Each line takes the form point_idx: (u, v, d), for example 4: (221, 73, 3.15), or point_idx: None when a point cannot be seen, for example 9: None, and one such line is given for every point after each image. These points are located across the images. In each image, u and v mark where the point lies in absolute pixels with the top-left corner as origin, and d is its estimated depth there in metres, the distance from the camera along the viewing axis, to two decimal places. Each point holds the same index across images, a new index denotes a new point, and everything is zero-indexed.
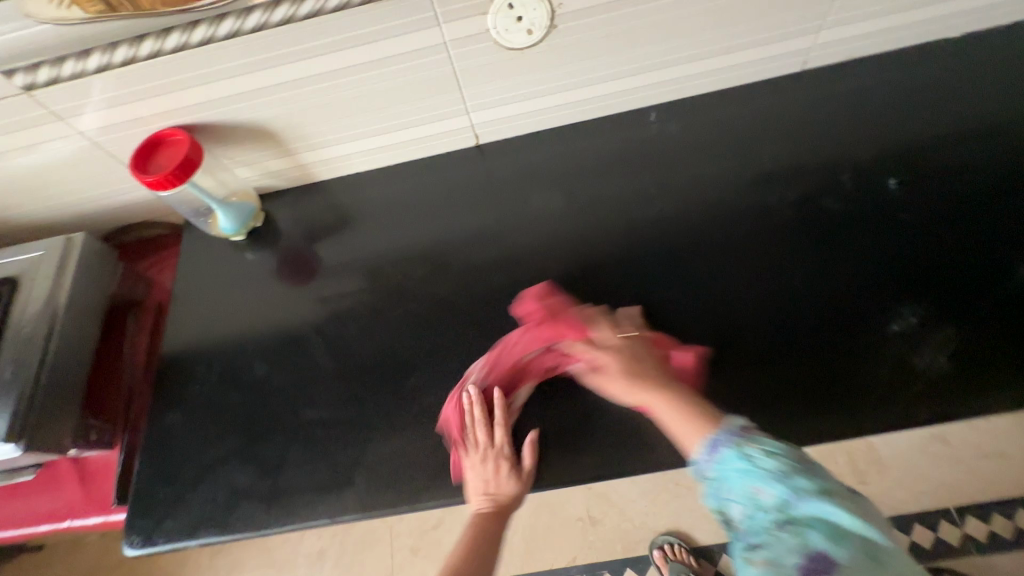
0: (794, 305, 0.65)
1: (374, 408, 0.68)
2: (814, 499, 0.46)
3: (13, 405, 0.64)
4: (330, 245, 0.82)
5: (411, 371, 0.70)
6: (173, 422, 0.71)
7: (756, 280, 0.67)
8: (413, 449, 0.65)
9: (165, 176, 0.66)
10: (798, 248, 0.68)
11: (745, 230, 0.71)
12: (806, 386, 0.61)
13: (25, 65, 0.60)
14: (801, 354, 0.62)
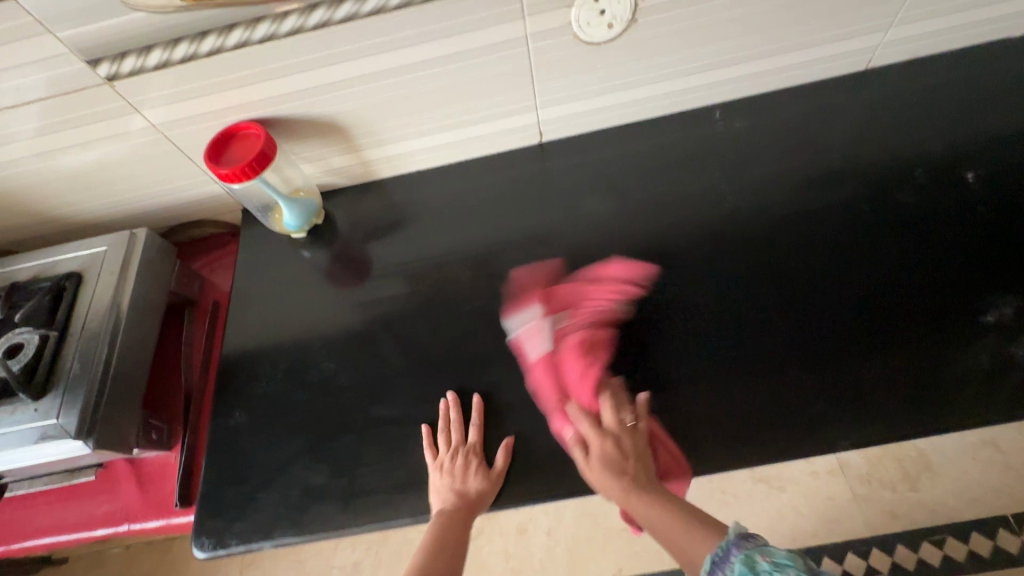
0: (881, 297, 0.65)
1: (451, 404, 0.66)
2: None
3: (82, 400, 0.62)
4: (393, 241, 0.81)
5: (487, 367, 0.68)
6: (237, 421, 0.68)
7: (845, 271, 0.67)
8: (495, 446, 0.63)
9: (241, 168, 0.66)
10: (880, 241, 0.68)
11: (823, 222, 0.71)
12: (908, 380, 0.59)
13: (112, 56, 0.60)
14: (899, 349, 0.61)
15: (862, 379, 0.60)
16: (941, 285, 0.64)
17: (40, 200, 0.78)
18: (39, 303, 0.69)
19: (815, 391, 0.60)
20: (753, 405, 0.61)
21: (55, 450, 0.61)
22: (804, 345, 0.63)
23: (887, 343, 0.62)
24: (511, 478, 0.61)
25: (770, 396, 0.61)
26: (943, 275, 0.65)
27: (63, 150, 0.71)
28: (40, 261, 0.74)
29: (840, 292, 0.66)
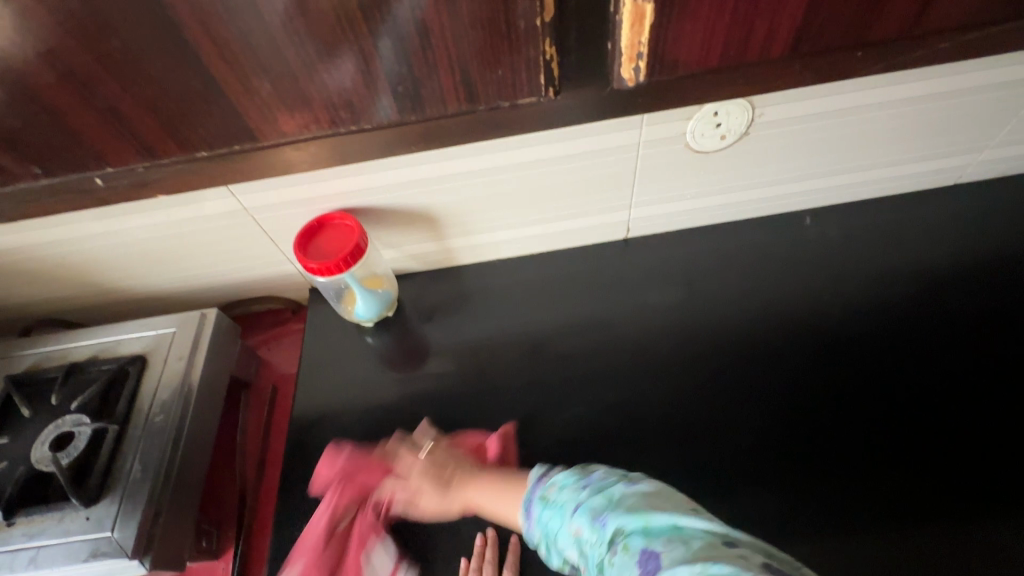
0: (930, 403, 0.65)
1: None
2: (621, 513, 0.42)
3: (142, 510, 0.56)
4: (474, 334, 0.77)
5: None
6: (308, 536, 0.62)
7: (900, 375, 0.67)
8: None
9: (334, 263, 0.62)
10: (934, 347, 0.69)
11: (890, 329, 0.71)
12: (953, 495, 0.60)
13: None
14: (934, 448, 0.63)
15: (904, 479, 0.61)
16: (971, 379, 0.66)
17: (106, 272, 0.74)
18: (98, 390, 0.64)
19: (858, 486, 0.61)
20: (799, 502, 0.61)
21: (105, 570, 0.54)
22: (845, 437, 0.64)
23: (935, 453, 0.62)
24: None
25: (816, 493, 0.61)
26: (971, 370, 0.67)
27: (143, 227, 0.68)
28: (101, 340, 0.70)
29: (878, 388, 0.67)
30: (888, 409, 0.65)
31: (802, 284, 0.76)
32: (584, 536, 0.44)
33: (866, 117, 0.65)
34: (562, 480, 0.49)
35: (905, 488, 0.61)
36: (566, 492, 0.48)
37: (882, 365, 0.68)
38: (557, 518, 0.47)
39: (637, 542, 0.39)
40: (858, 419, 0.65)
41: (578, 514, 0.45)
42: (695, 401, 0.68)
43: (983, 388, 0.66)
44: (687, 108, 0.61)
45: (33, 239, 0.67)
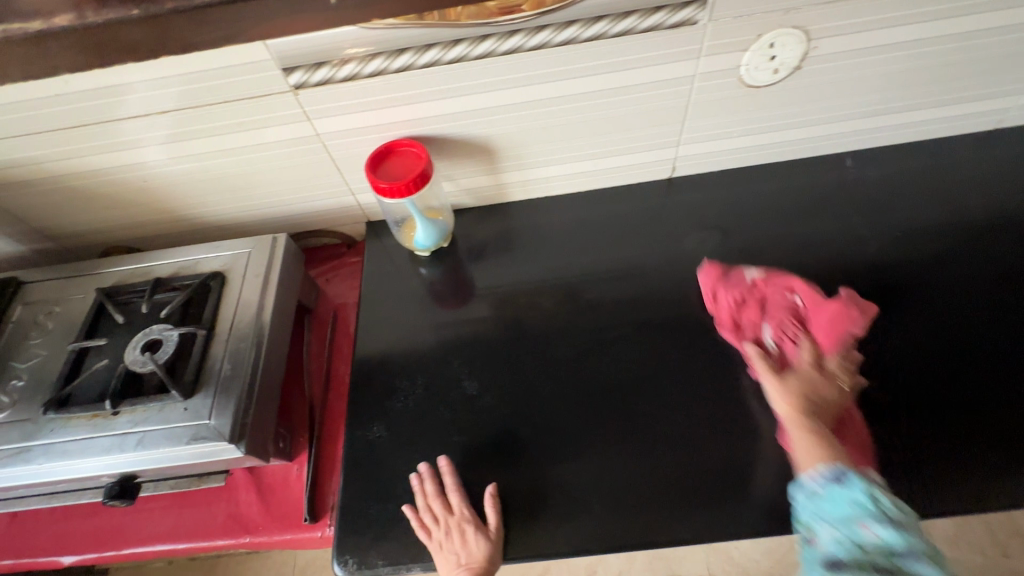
0: (879, 350, 0.67)
1: (598, 432, 0.65)
2: (908, 552, 0.46)
3: (235, 402, 0.61)
4: (525, 266, 0.82)
5: (634, 403, 0.67)
6: (379, 437, 0.67)
7: (859, 321, 0.70)
8: (651, 480, 0.62)
9: (405, 183, 0.66)
10: (891, 297, 0.71)
11: (884, 270, 0.74)
12: (894, 437, 0.62)
13: (306, 65, 0.61)
14: (879, 392, 0.65)
15: (846, 419, 0.63)
16: (920, 327, 0.69)
17: (180, 199, 0.79)
18: (184, 300, 0.69)
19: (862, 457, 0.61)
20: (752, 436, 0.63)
21: (205, 452, 0.59)
22: (878, 404, 0.64)
23: (880, 395, 0.64)
24: (674, 517, 0.59)
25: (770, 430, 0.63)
26: (923, 319, 0.69)
27: (220, 153, 0.72)
28: (181, 259, 0.75)
29: (840, 345, 0.68)
30: None
31: (841, 224, 0.79)
32: (867, 537, 0.48)
33: (917, 53, 0.67)
34: (863, 478, 0.51)
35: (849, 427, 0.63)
36: (842, 494, 0.50)
37: None
38: (828, 507, 0.51)
39: (924, 565, 0.46)
40: None
41: (867, 517, 0.48)
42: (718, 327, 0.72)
43: (932, 335, 0.68)
44: (745, 39, 0.63)
45: (117, 162, 0.72)
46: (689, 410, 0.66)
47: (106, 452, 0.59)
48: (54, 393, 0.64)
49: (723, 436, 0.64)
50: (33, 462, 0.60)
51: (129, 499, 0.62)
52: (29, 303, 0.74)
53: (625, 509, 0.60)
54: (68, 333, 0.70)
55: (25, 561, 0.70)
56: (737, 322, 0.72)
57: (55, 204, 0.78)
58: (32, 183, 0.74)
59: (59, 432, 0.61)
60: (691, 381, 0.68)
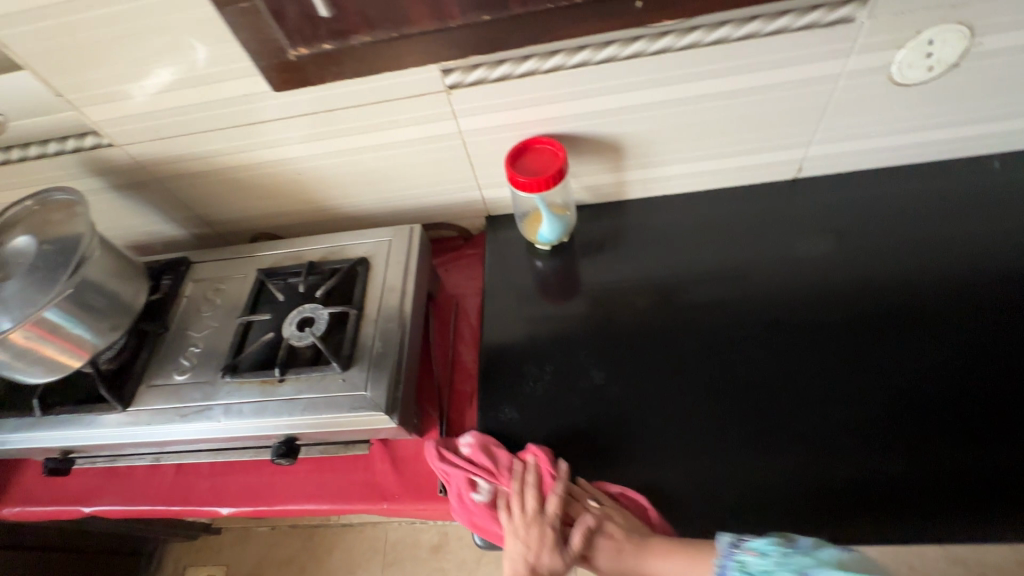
0: (963, 368, 0.65)
1: (713, 432, 0.66)
2: None
3: (388, 376, 0.66)
4: (643, 263, 0.83)
5: (743, 405, 0.68)
6: (511, 419, 0.71)
7: (959, 336, 0.68)
8: (772, 481, 0.62)
9: (545, 178, 0.70)
10: (994, 313, 0.68)
11: (1006, 282, 0.70)
12: (965, 461, 0.60)
13: (464, 66, 0.66)
14: (954, 411, 0.63)
15: (917, 435, 0.62)
16: (1015, 349, 0.65)
17: (324, 191, 0.86)
18: (336, 282, 0.75)
19: (927, 476, 0.60)
20: (823, 441, 0.64)
21: (362, 420, 0.65)
22: (966, 427, 0.62)
23: (956, 414, 0.63)
24: (800, 521, 0.60)
25: (841, 437, 0.64)
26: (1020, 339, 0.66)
27: (368, 148, 0.78)
28: (328, 244, 0.81)
29: (929, 360, 0.67)
30: (922, 363, 0.67)
31: (987, 228, 0.75)
32: None
33: None
34: None
35: (920, 443, 0.62)
36: None
37: (941, 322, 0.69)
38: None
39: None
40: (894, 372, 0.67)
41: None
42: (817, 331, 0.72)
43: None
44: (902, 36, 0.62)
45: (279, 157, 0.80)
46: (785, 412, 0.66)
47: (277, 413, 0.66)
48: (228, 360, 0.72)
49: (803, 444, 0.64)
50: (213, 419, 0.68)
51: (292, 458, 0.68)
52: (197, 280, 0.83)
53: (748, 511, 0.61)
54: (234, 308, 0.78)
55: (187, 509, 0.78)
56: (849, 327, 0.71)
57: (217, 195, 0.87)
58: (202, 175, 0.83)
59: (234, 394, 0.69)
60: (795, 388, 0.68)
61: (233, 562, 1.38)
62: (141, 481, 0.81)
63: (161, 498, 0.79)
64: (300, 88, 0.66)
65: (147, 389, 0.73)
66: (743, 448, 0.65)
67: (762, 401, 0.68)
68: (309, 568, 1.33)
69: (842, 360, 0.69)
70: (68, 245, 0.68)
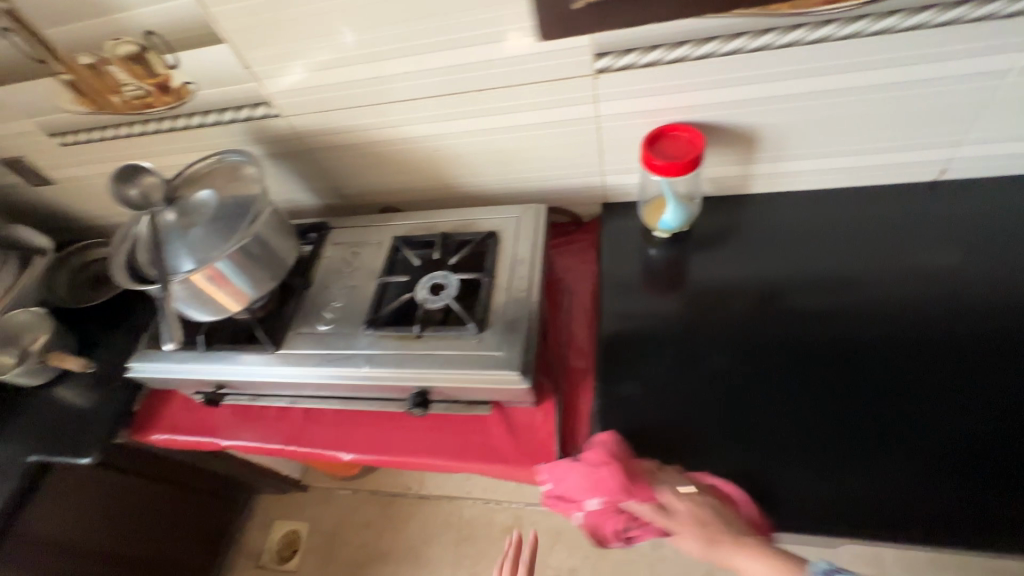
0: None
1: (837, 429, 0.66)
2: None
3: (521, 340, 0.70)
4: (765, 257, 0.83)
5: (867, 405, 0.67)
6: (633, 394, 0.74)
7: None
8: (901, 482, 0.61)
9: (682, 163, 0.72)
10: None
11: None
12: None
13: (616, 51, 0.69)
14: None
15: None
16: None
17: (453, 169, 0.91)
18: (468, 253, 0.80)
19: None
20: (957, 449, 0.62)
21: (497, 381, 0.69)
22: None
23: None
24: (933, 524, 0.59)
25: (978, 446, 0.62)
26: None
27: (505, 129, 0.82)
28: (459, 218, 0.86)
29: None
30: None
31: None
32: None
33: None
34: None
35: None
36: None
37: None
38: None
39: None
40: None
41: None
42: (952, 338, 0.69)
43: None
44: None
45: (421, 134, 0.85)
46: (916, 415, 0.65)
47: (417, 364, 0.71)
48: (370, 314, 0.78)
49: (934, 449, 0.63)
50: (357, 366, 0.74)
51: (425, 408, 0.72)
52: (335, 243, 0.90)
53: (873, 508, 0.61)
54: (371, 269, 0.85)
55: (314, 451, 0.85)
56: (989, 337, 0.68)
57: (357, 168, 0.94)
58: (349, 147, 0.90)
59: (375, 345, 0.75)
60: (925, 393, 0.66)
61: (317, 518, 1.47)
62: (273, 422, 0.89)
63: (291, 439, 0.87)
64: (441, 62, 0.73)
65: (296, 335, 0.80)
66: (868, 446, 0.64)
67: (890, 402, 0.67)
68: (387, 532, 1.40)
69: (981, 370, 0.66)
70: (245, 206, 0.77)
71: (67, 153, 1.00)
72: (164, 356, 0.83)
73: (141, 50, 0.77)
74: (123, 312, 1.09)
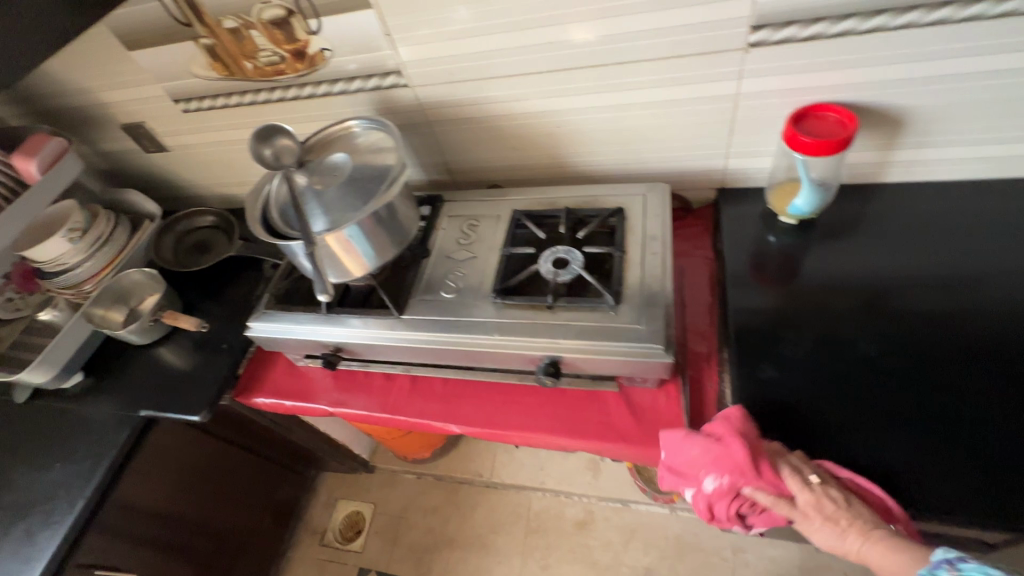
0: None
1: (1002, 422, 0.62)
2: None
3: (662, 314, 0.68)
4: (901, 247, 0.80)
5: None
6: (770, 377, 0.71)
7: None
8: None
9: (835, 142, 0.69)
10: None
11: None
12: None
13: (775, 24, 0.67)
14: None
15: None
16: None
17: (571, 148, 0.91)
18: (595, 228, 0.80)
19: None
20: None
21: (638, 353, 0.67)
22: None
23: None
24: None
25: None
26: None
27: (636, 106, 0.81)
28: (580, 194, 0.86)
29: None
30: None
31: None
32: None
33: None
34: None
35: None
36: None
37: None
38: None
39: None
40: None
41: None
42: None
43: None
44: None
45: (547, 109, 0.85)
46: None
47: (551, 333, 0.71)
48: (497, 283, 0.77)
49: None
50: (487, 333, 0.73)
51: (556, 377, 0.71)
52: (450, 216, 0.90)
53: None
54: (492, 241, 0.84)
55: (424, 423, 0.84)
56: None
57: (471, 144, 0.95)
58: (469, 121, 0.91)
59: (504, 313, 0.74)
60: None
61: (382, 502, 1.47)
62: (380, 391, 0.89)
63: (399, 408, 0.86)
64: (598, 29, 0.73)
65: (419, 301, 0.80)
66: None
67: None
68: (452, 520, 1.38)
69: None
70: (381, 170, 0.76)
71: (188, 120, 1.03)
72: (286, 315, 0.84)
73: (286, 13, 0.79)
74: (225, 279, 1.11)
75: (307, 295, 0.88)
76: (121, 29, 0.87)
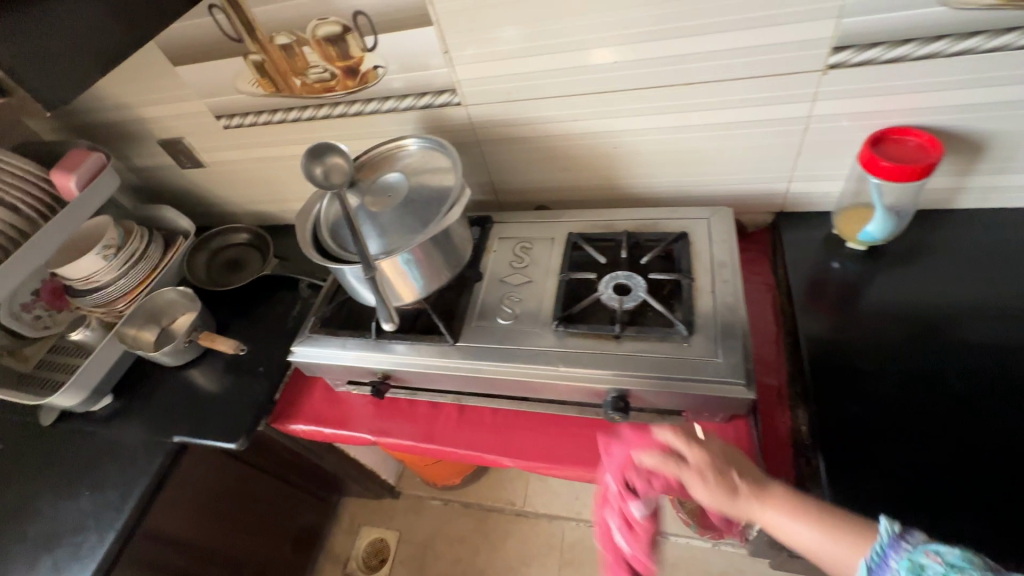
0: None
1: None
2: None
3: (740, 346, 0.65)
4: (980, 277, 0.76)
5: None
6: (855, 414, 0.67)
7: None
8: None
9: (919, 167, 0.66)
10: None
11: None
12: None
13: (858, 45, 0.65)
14: None
15: None
16: None
17: (626, 170, 0.88)
18: (658, 254, 0.77)
19: None
20: None
21: (716, 388, 0.63)
22: None
23: None
24: None
25: None
26: None
27: (699, 128, 0.79)
28: (639, 218, 0.83)
29: None
30: None
31: None
32: None
33: None
34: None
35: None
36: None
37: None
38: None
39: None
40: None
41: None
42: None
43: None
44: None
45: (605, 129, 0.83)
46: None
47: (621, 365, 0.67)
48: (557, 310, 0.74)
49: None
50: (550, 363, 0.70)
51: (625, 412, 0.67)
52: (501, 238, 0.87)
53: None
54: (547, 265, 0.81)
55: (474, 455, 0.80)
56: None
57: (521, 164, 0.92)
58: (521, 141, 0.88)
59: (567, 342, 0.71)
60: None
61: (407, 529, 1.41)
62: (426, 420, 0.85)
63: (448, 439, 0.82)
64: (666, 50, 0.70)
65: (475, 327, 0.76)
66: None
67: None
68: (482, 550, 1.33)
69: None
70: (441, 192, 0.73)
71: (229, 137, 1.00)
72: (333, 340, 0.80)
73: (343, 30, 0.77)
74: (259, 299, 1.08)
75: (353, 319, 0.85)
76: (168, 45, 0.86)
